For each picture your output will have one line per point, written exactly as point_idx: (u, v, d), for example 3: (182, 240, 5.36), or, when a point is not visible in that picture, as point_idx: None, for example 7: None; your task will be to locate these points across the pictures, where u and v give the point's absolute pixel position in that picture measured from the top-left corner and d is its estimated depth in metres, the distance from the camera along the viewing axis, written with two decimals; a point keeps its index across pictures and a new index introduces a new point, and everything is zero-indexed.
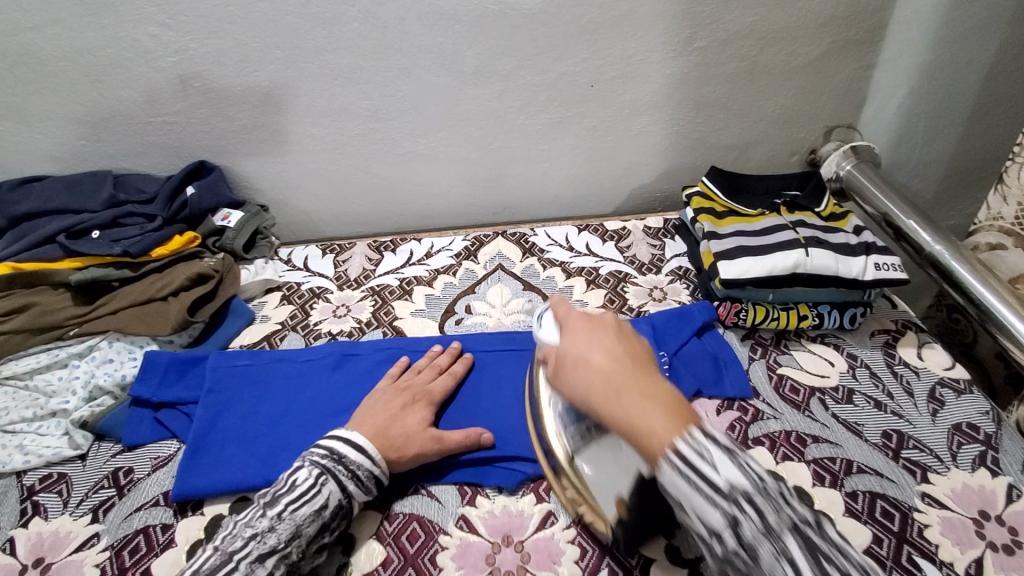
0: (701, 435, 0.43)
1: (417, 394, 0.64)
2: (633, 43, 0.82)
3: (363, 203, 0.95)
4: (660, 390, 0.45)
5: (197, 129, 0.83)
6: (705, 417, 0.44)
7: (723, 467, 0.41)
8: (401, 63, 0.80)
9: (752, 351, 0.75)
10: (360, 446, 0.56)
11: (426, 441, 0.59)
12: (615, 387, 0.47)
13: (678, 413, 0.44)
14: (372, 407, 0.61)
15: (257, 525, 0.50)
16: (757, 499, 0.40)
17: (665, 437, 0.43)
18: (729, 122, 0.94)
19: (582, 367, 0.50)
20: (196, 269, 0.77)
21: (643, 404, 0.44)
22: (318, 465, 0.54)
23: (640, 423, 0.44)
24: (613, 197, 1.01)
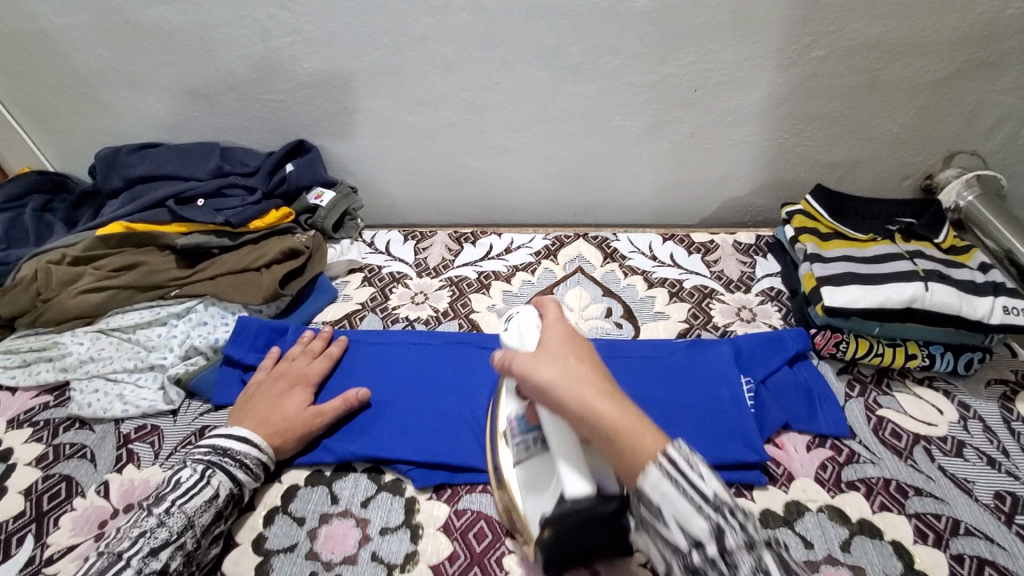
0: (748, 536, 0.37)
1: (294, 378, 0.65)
2: (745, 48, 0.78)
3: (448, 193, 0.96)
4: (690, 473, 0.39)
5: (299, 108, 0.86)
6: (731, 515, 0.38)
7: (774, 573, 0.36)
8: (503, 56, 0.79)
9: (849, 388, 0.70)
10: (242, 437, 0.57)
11: (304, 419, 0.60)
12: (601, 392, 0.45)
13: (720, 508, 0.38)
14: (252, 402, 0.62)
15: (144, 524, 0.50)
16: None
17: (708, 537, 0.37)
18: (839, 138, 0.88)
19: (567, 366, 0.47)
20: (288, 244, 0.80)
21: (671, 481, 0.39)
22: (203, 461, 0.55)
23: (629, 432, 0.42)
24: (701, 208, 0.96)
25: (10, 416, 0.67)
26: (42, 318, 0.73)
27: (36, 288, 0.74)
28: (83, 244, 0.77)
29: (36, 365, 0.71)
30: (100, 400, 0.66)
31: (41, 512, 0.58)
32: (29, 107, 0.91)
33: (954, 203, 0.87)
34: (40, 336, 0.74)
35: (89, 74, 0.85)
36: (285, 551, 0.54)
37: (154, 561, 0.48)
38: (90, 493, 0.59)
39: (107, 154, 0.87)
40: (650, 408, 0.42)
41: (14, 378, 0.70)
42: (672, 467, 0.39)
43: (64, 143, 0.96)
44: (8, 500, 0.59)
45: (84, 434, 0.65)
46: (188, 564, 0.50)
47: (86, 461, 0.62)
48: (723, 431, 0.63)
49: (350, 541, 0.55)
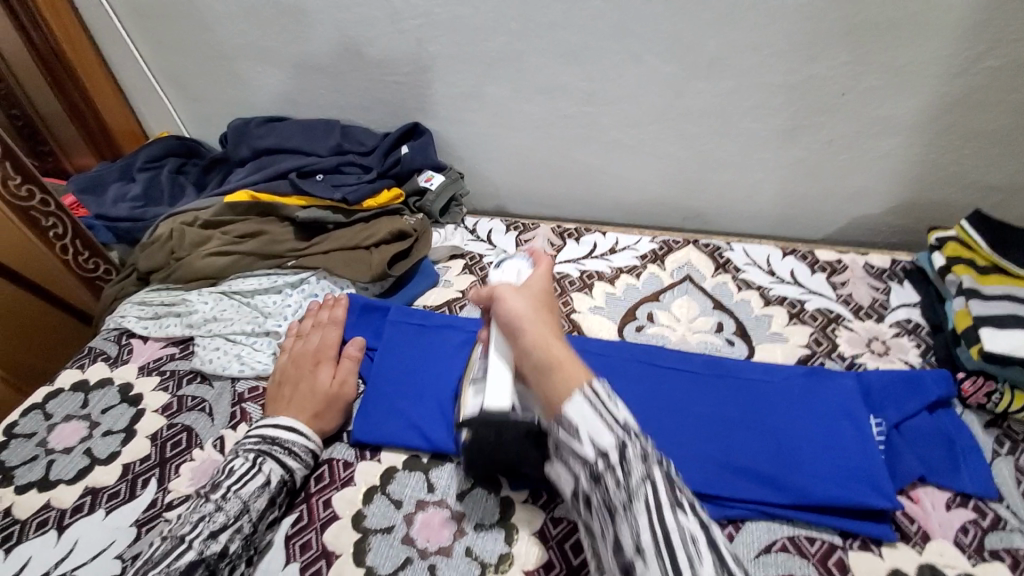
0: (646, 452, 0.42)
1: (318, 354, 0.67)
2: (909, 51, 0.69)
3: (554, 186, 0.93)
4: (605, 399, 0.45)
5: (417, 91, 0.87)
6: (634, 439, 0.43)
7: (660, 483, 0.41)
8: (631, 47, 0.75)
9: (999, 444, 0.62)
10: (283, 422, 0.59)
11: (334, 392, 0.63)
12: (553, 332, 0.52)
13: (626, 427, 0.43)
14: (289, 392, 0.63)
15: (203, 509, 0.52)
16: (692, 518, 0.40)
17: (612, 450, 0.42)
18: (1007, 158, 0.77)
19: (534, 307, 0.54)
20: (398, 225, 0.81)
21: (591, 404, 0.44)
22: (253, 449, 0.57)
23: (567, 364, 0.48)
24: (828, 223, 0.88)
25: (141, 363, 0.73)
26: (173, 275, 0.79)
27: (171, 246, 0.80)
28: (213, 210, 0.82)
29: (165, 318, 0.76)
30: (221, 358, 0.70)
31: (164, 458, 0.63)
32: (174, 76, 0.98)
33: None
34: (170, 291, 0.79)
35: (229, 48, 0.90)
36: (383, 530, 0.55)
37: (213, 544, 0.50)
38: (207, 446, 0.63)
39: (238, 125, 0.91)
40: (606, 410, 0.44)
41: (146, 328, 0.76)
42: (594, 394, 0.45)
43: (200, 112, 1.02)
44: (137, 443, 0.64)
45: (204, 389, 0.69)
46: (247, 547, 0.52)
47: (204, 414, 0.66)
48: (848, 475, 0.57)
49: (445, 531, 0.55)
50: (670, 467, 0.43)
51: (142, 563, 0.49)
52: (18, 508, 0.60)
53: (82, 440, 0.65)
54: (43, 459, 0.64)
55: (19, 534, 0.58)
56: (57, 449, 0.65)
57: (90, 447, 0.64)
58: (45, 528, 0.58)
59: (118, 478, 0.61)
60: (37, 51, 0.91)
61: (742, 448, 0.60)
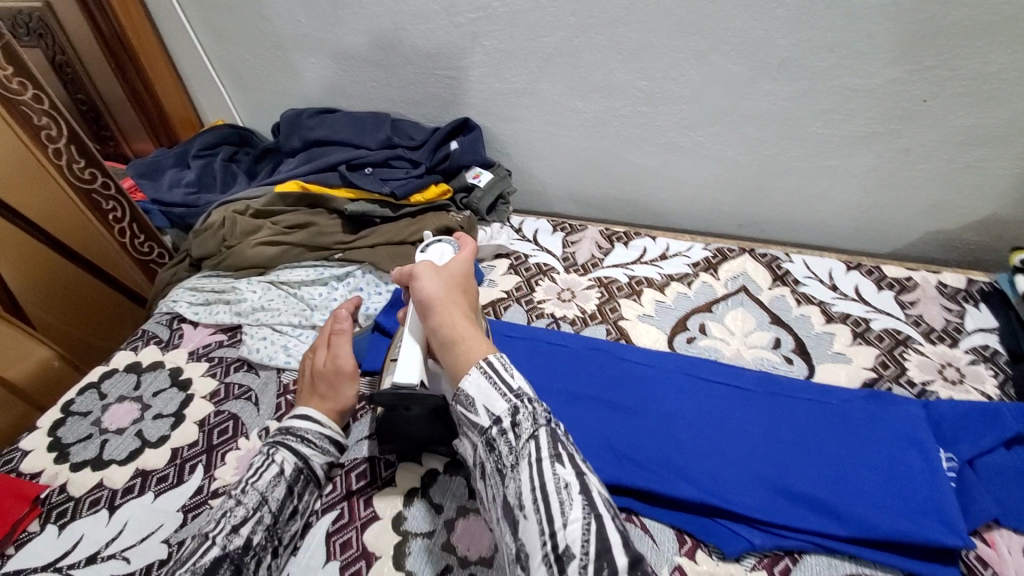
0: (534, 413, 0.45)
1: (320, 338, 0.65)
2: (1008, 55, 0.64)
3: (604, 187, 0.91)
4: (500, 369, 0.47)
5: (470, 85, 0.85)
6: (530, 403, 0.46)
7: (545, 442, 0.44)
8: (697, 45, 0.72)
9: None
10: (292, 412, 0.59)
11: (333, 373, 0.60)
12: (458, 308, 0.54)
13: (519, 396, 0.46)
14: (302, 385, 0.63)
15: (224, 505, 0.50)
16: (568, 469, 0.42)
17: (506, 415, 0.45)
18: None
19: (444, 287, 0.55)
20: (445, 222, 0.80)
21: (483, 377, 0.47)
22: (267, 441, 0.56)
23: (465, 335, 0.51)
24: (896, 237, 0.83)
25: (191, 349, 0.74)
26: (224, 262, 0.80)
27: (223, 234, 0.81)
28: (265, 199, 0.83)
29: (215, 305, 0.77)
30: (268, 347, 0.71)
31: (211, 445, 0.63)
32: (230, 65, 0.99)
33: None
34: (221, 278, 0.80)
35: (284, 38, 0.90)
36: (423, 535, 0.54)
37: (235, 538, 0.48)
38: (253, 436, 0.64)
39: (291, 116, 0.92)
40: (501, 380, 0.46)
41: (196, 314, 0.77)
42: (486, 367, 0.47)
43: (254, 101, 1.04)
44: (186, 428, 0.65)
45: (250, 377, 0.70)
46: (270, 539, 0.51)
47: (251, 404, 0.67)
48: (919, 511, 0.53)
49: (487, 540, 0.54)
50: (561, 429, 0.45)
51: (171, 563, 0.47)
52: (73, 484, 0.62)
53: (134, 422, 0.67)
54: (97, 438, 0.66)
55: (72, 511, 0.59)
56: (110, 430, 0.66)
57: (141, 429, 0.66)
58: (97, 507, 0.59)
59: (166, 462, 0.63)
60: (103, 37, 0.94)
61: (798, 472, 0.57)
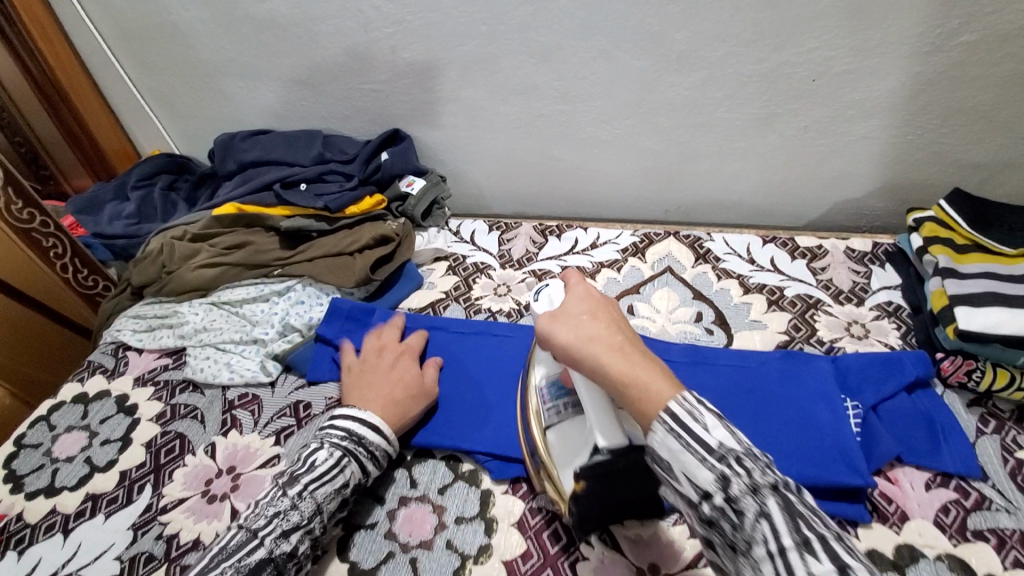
0: (754, 481, 0.37)
1: (399, 350, 0.67)
2: (879, 31, 0.69)
3: (535, 184, 0.95)
4: (692, 426, 0.39)
5: (396, 97, 0.88)
6: (753, 461, 0.38)
7: (781, 522, 0.35)
8: (601, 43, 0.76)
9: (982, 423, 0.60)
10: (367, 420, 0.58)
11: (416, 391, 0.62)
12: (625, 342, 0.46)
13: (723, 458, 0.38)
14: (367, 377, 0.63)
15: (280, 504, 0.51)
16: (826, 562, 0.33)
17: (717, 489, 0.37)
18: (985, 134, 0.76)
19: (582, 326, 0.48)
20: (380, 230, 0.82)
21: (673, 436, 0.39)
22: (339, 446, 0.55)
23: (637, 368, 0.44)
24: (808, 209, 0.88)
25: (137, 374, 0.75)
26: (165, 288, 0.81)
27: (162, 261, 0.83)
28: (202, 223, 0.85)
29: (159, 330, 0.79)
30: (211, 366, 0.72)
31: (159, 465, 0.65)
32: (162, 95, 1.01)
33: None
34: (162, 303, 0.82)
35: (212, 65, 0.92)
36: (365, 528, 0.57)
37: (284, 543, 0.50)
38: (199, 453, 0.65)
39: (224, 140, 0.94)
40: (694, 437, 0.39)
41: (140, 340, 0.78)
42: (674, 421, 0.39)
43: (189, 129, 1.05)
44: (134, 450, 0.67)
45: (196, 397, 0.71)
46: (313, 547, 0.52)
47: (196, 422, 0.69)
48: (824, 457, 0.57)
49: (427, 526, 0.56)
50: (793, 485, 0.38)
51: (214, 550, 0.50)
52: (28, 512, 0.62)
53: (82, 449, 0.67)
54: (49, 466, 0.66)
55: (30, 536, 0.60)
56: (61, 458, 0.67)
57: (90, 455, 0.67)
58: (52, 532, 0.60)
59: (116, 484, 0.64)
60: (36, 82, 0.95)
61: None
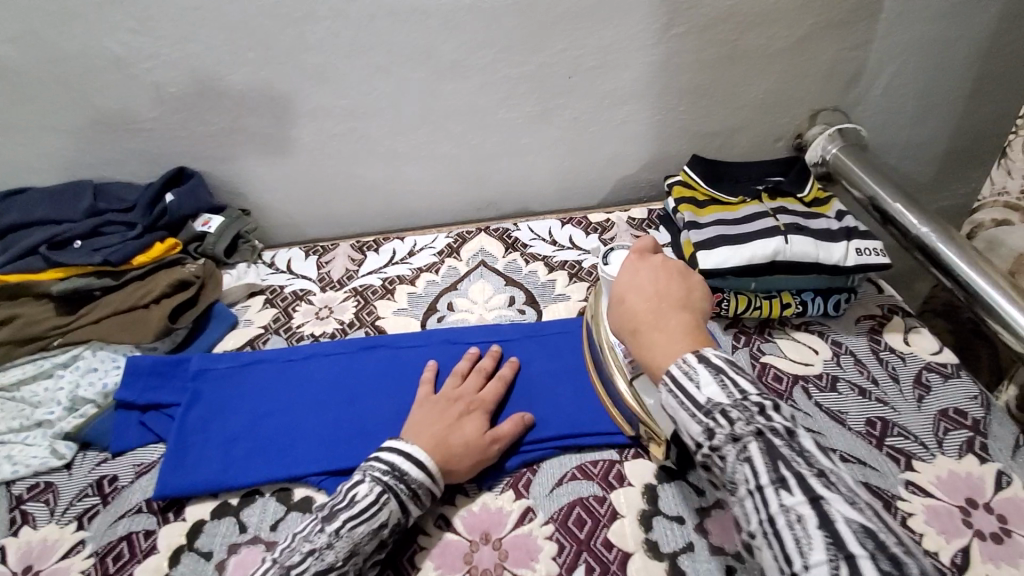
0: (733, 431, 0.43)
1: (472, 400, 0.62)
2: (608, 31, 0.81)
3: (346, 204, 0.95)
4: (686, 384, 0.46)
5: (174, 135, 0.84)
6: (739, 411, 0.44)
7: (759, 463, 0.42)
8: (374, 60, 0.79)
9: (735, 340, 0.74)
10: (415, 456, 0.55)
11: (484, 445, 0.58)
12: (657, 309, 0.52)
13: (709, 413, 0.44)
14: (425, 417, 0.59)
15: (315, 541, 0.49)
16: (798, 495, 0.40)
17: (703, 439, 0.45)
18: (712, 108, 0.92)
19: (620, 309, 0.55)
20: (175, 275, 0.78)
21: (672, 395, 0.47)
22: (380, 481, 0.53)
23: (660, 337, 0.50)
24: (596, 190, 0.99)
25: None
26: None
27: None
28: None
29: None
30: None
31: None
32: None
33: (821, 156, 0.94)
34: None
35: None
36: None
37: None
38: None
39: None
40: (688, 396, 0.46)
41: None
42: (669, 382, 0.47)
43: None
44: None
45: None
46: None
47: None
48: None
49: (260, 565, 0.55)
50: (782, 424, 0.43)
51: None
52: None
53: None
54: None
55: None
56: None
57: None
58: None
59: None
60: None
61: (536, 398, 0.67)
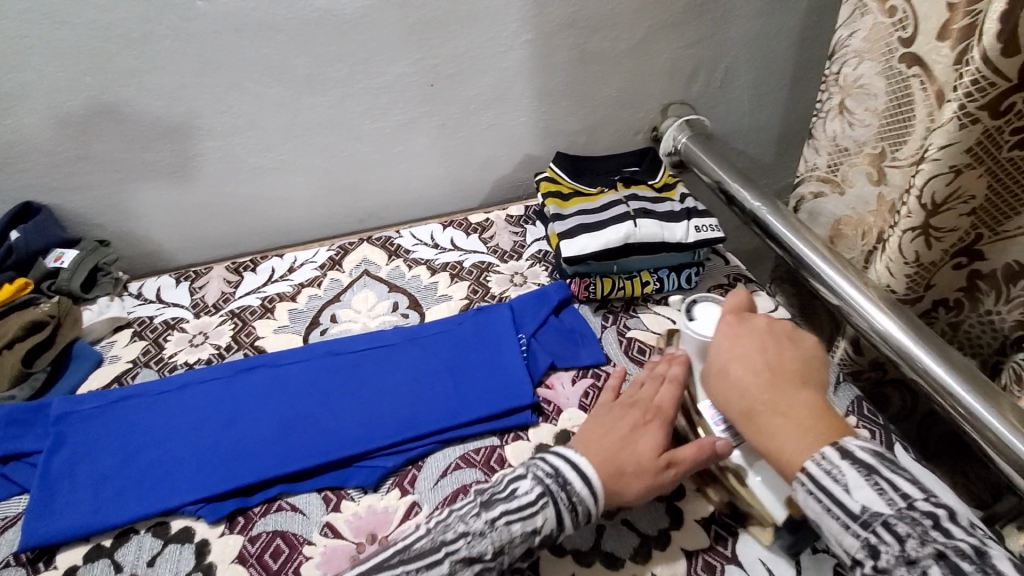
0: (905, 550, 0.43)
1: (645, 410, 0.60)
2: (463, 40, 0.85)
3: (218, 226, 0.92)
4: (833, 487, 0.47)
5: (9, 167, 0.78)
6: (905, 521, 0.44)
7: None
8: (227, 78, 0.78)
9: (604, 320, 0.80)
10: (582, 468, 0.55)
11: (658, 466, 0.56)
12: (772, 390, 0.54)
13: (868, 524, 0.45)
14: (601, 429, 0.59)
15: (472, 525, 0.52)
16: None
17: (864, 555, 0.45)
18: (572, 107, 0.99)
19: (731, 386, 0.56)
20: (28, 316, 0.73)
21: (813, 496, 0.48)
22: (542, 483, 0.54)
23: (783, 424, 0.52)
24: (476, 191, 1.03)
25: None
26: None
27: None
28: None
29: None
30: None
31: None
32: None
33: (674, 146, 1.03)
34: None
35: None
36: None
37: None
38: None
39: None
40: (837, 500, 0.46)
41: None
42: (811, 477, 0.48)
43: None
44: None
45: None
46: None
47: None
48: (500, 389, 0.69)
49: None
50: (967, 543, 0.42)
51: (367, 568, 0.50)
52: None
53: None
54: None
55: None
56: None
57: None
58: None
59: None
60: None
61: (419, 394, 0.69)
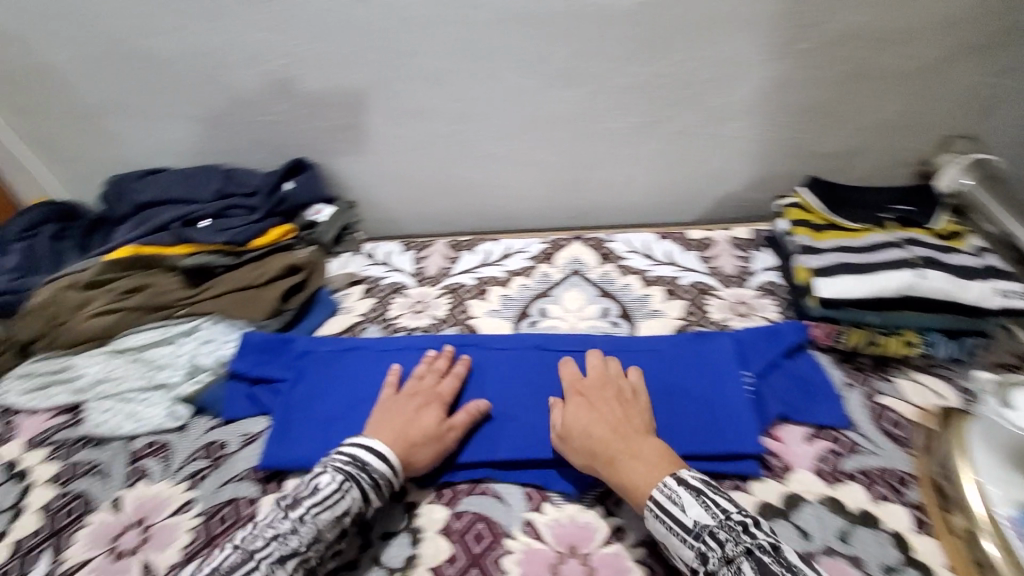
0: (725, 553, 0.47)
1: (430, 397, 0.64)
2: (729, 44, 0.78)
3: (444, 203, 0.97)
4: (673, 508, 0.50)
5: (296, 128, 0.89)
6: (725, 531, 0.48)
7: None
8: (489, 65, 0.81)
9: (849, 376, 0.68)
10: (376, 450, 0.57)
11: (433, 440, 0.59)
12: (625, 436, 0.56)
13: (699, 535, 0.48)
14: (388, 410, 0.61)
15: (279, 527, 0.52)
16: None
17: (697, 563, 0.48)
18: (832, 128, 0.87)
19: (596, 431, 0.57)
20: (288, 260, 0.83)
21: (663, 518, 0.51)
22: (341, 471, 0.55)
23: (632, 464, 0.54)
24: (697, 205, 0.96)
25: (27, 438, 0.70)
26: (57, 342, 0.77)
27: (50, 313, 0.78)
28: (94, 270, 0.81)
29: (52, 387, 0.74)
30: (112, 419, 0.69)
31: (57, 529, 0.61)
32: (41, 140, 0.95)
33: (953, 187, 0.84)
34: (54, 359, 0.77)
35: (96, 104, 0.89)
36: None
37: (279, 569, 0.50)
38: (104, 509, 0.62)
39: (115, 181, 0.90)
40: (676, 519, 0.50)
41: (31, 401, 0.73)
42: (661, 501, 0.51)
43: (79, 173, 0.99)
44: (28, 518, 0.62)
45: (98, 452, 0.68)
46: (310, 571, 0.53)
47: (100, 478, 0.65)
48: (721, 428, 0.62)
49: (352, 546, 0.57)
50: (766, 538, 0.47)
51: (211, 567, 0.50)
52: None
53: None
54: None
55: None
56: None
57: None
58: None
59: (7, 557, 0.59)
60: None
61: None
